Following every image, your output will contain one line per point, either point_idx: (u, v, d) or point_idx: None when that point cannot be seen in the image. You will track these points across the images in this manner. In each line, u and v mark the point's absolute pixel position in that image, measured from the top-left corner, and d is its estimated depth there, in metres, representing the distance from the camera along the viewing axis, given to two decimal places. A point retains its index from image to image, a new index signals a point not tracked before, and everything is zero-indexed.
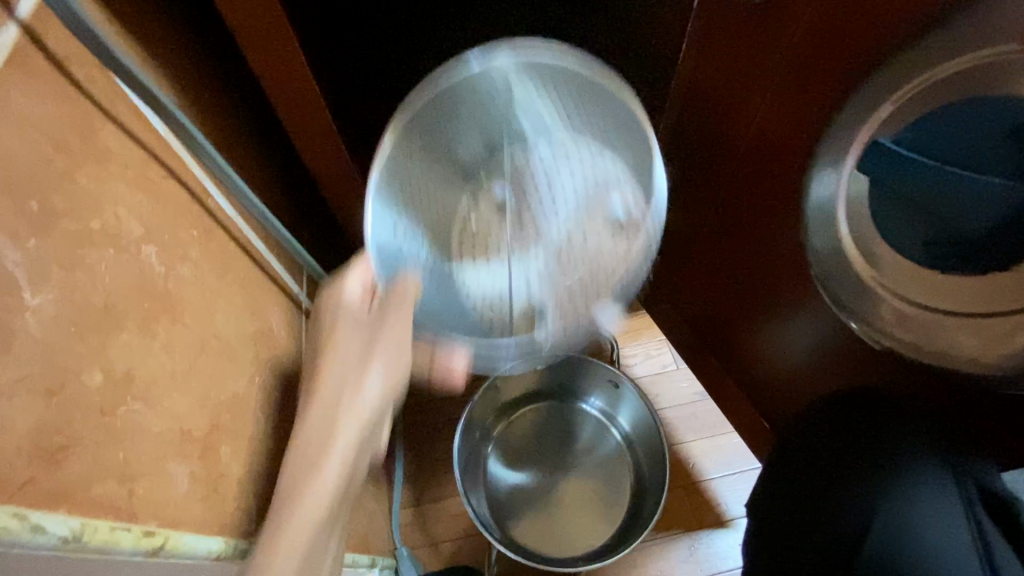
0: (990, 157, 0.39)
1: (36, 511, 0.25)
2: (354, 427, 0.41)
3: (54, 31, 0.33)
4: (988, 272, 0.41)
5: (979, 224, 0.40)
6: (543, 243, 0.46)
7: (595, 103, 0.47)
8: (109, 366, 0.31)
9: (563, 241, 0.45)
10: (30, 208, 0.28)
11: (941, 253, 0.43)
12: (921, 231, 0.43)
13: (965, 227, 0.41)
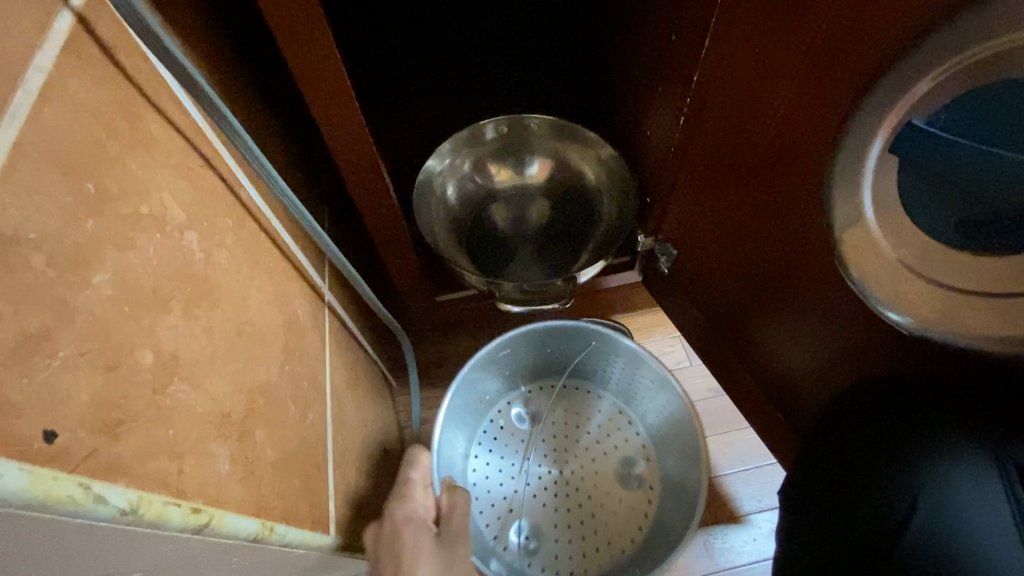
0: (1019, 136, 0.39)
1: (97, 481, 0.25)
2: None
3: (105, 22, 0.34)
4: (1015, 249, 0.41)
5: (1008, 201, 0.40)
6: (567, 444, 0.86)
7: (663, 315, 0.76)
8: (157, 347, 0.32)
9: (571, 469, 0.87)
10: (87, 189, 0.29)
11: (973, 233, 0.43)
12: (953, 212, 0.43)
13: (997, 204, 0.41)
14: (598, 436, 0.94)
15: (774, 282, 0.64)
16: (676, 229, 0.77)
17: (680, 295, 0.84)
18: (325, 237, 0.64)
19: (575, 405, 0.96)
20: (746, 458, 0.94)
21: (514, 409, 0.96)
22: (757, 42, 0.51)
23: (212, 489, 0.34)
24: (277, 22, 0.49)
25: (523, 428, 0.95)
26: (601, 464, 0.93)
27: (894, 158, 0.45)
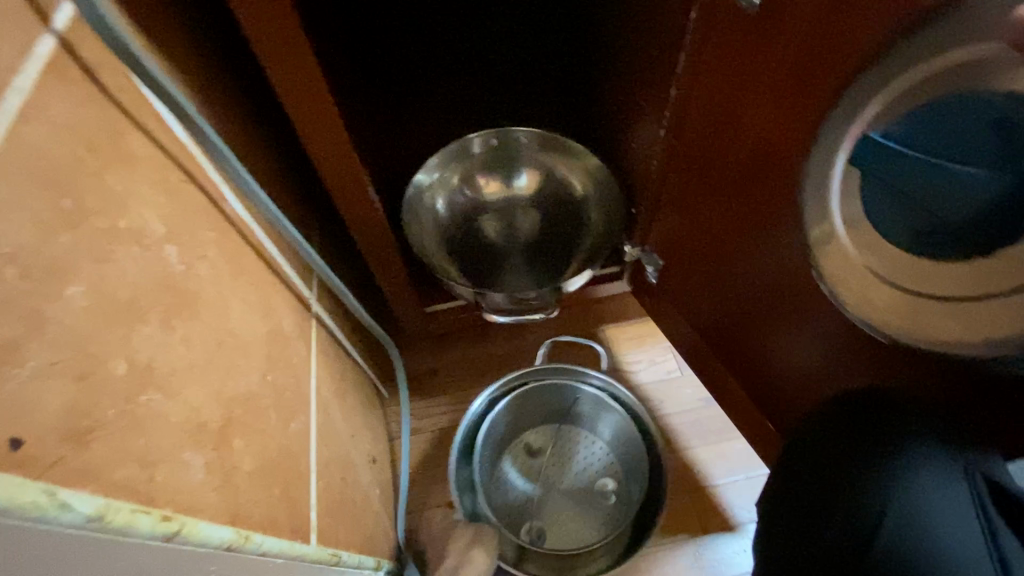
0: (975, 149, 0.39)
1: (62, 489, 0.25)
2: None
3: (88, 44, 0.35)
4: (972, 259, 0.42)
5: (961, 213, 0.41)
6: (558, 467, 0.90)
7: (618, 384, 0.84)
8: (132, 357, 0.33)
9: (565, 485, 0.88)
10: (64, 204, 0.30)
11: (932, 241, 0.44)
12: (912, 220, 0.44)
13: (950, 214, 0.42)
14: (586, 461, 0.95)
15: (757, 293, 0.64)
16: (661, 239, 0.78)
17: (667, 304, 0.84)
18: (308, 247, 0.65)
19: (564, 429, 0.97)
20: (737, 468, 0.93)
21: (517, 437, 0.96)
22: (730, 56, 0.52)
23: (184, 498, 0.35)
24: (262, 42, 0.51)
25: (520, 452, 0.96)
26: (587, 481, 0.94)
27: (858, 170, 0.46)
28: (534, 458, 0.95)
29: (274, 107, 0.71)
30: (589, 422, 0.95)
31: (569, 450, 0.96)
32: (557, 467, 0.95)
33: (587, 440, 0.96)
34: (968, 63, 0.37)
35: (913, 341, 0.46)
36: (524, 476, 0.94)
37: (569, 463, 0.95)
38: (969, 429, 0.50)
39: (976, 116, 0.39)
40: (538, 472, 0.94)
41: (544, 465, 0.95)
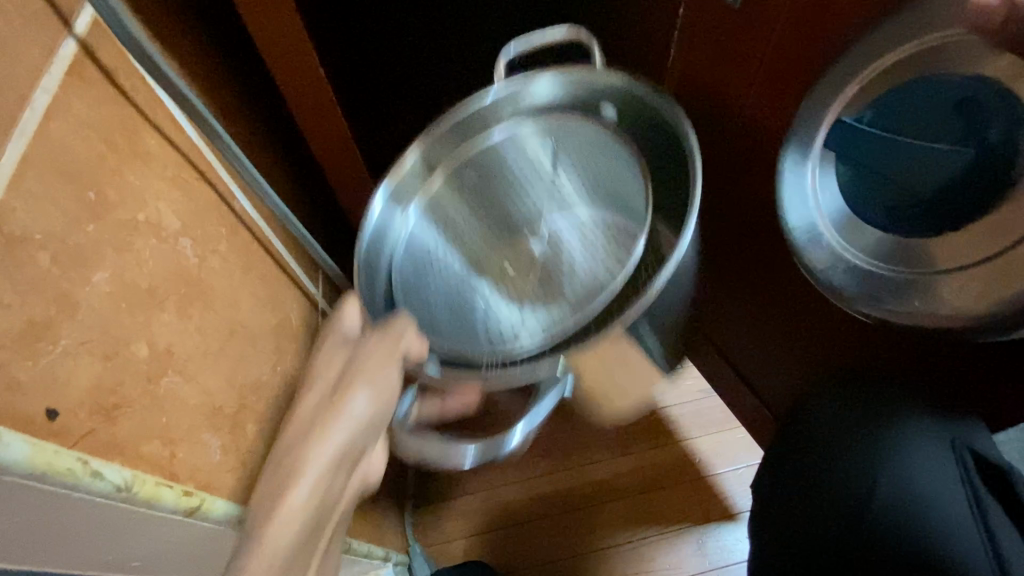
0: (941, 125, 0.42)
1: (94, 458, 0.28)
2: (320, 469, 0.36)
3: (105, 46, 0.37)
4: (943, 231, 0.44)
5: (930, 185, 0.44)
6: (532, 241, 0.56)
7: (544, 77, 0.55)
8: (153, 341, 0.35)
9: (526, 269, 0.55)
10: (89, 197, 0.32)
11: (904, 216, 0.46)
12: (886, 196, 0.46)
13: (919, 188, 0.44)
14: (597, 254, 0.54)
15: (752, 281, 0.65)
16: None
17: None
18: (313, 243, 0.66)
19: (553, 215, 0.56)
20: (738, 457, 0.94)
21: (490, 248, 0.57)
22: (717, 48, 0.53)
23: (202, 475, 0.37)
24: (265, 43, 0.53)
25: (499, 273, 0.56)
26: (606, 266, 0.53)
27: (832, 153, 0.47)
28: (524, 271, 0.55)
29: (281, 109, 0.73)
30: (575, 164, 0.56)
31: (571, 246, 0.55)
32: (559, 277, 0.54)
33: (594, 218, 0.55)
34: (932, 50, 0.39)
35: (908, 321, 0.47)
36: (516, 303, 0.54)
37: (574, 263, 0.54)
38: (945, 392, 0.52)
39: (941, 98, 0.41)
40: (534, 289, 0.54)
41: (542, 279, 0.54)
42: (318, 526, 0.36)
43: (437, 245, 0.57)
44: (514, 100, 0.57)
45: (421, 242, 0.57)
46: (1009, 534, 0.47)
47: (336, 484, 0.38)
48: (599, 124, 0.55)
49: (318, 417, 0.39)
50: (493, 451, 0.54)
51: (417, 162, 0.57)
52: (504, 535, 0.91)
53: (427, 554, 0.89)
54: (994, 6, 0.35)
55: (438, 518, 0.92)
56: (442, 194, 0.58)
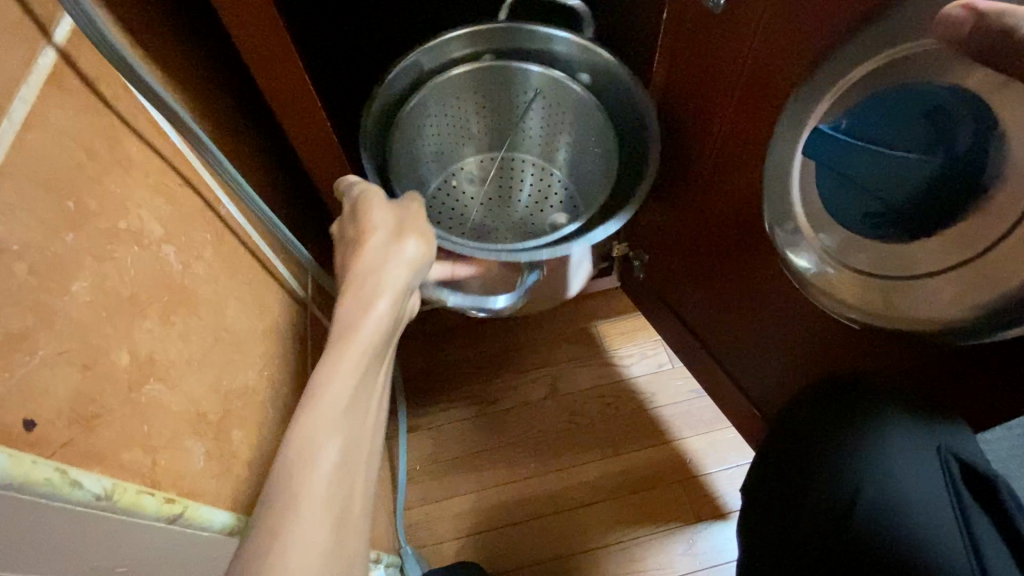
0: (911, 135, 0.43)
1: (73, 467, 0.28)
2: (386, 305, 0.43)
3: (85, 55, 0.37)
4: (915, 238, 0.45)
5: (900, 193, 0.45)
6: (488, 174, 0.80)
7: (548, 37, 0.67)
8: (134, 349, 0.35)
9: (486, 198, 0.79)
10: (68, 207, 0.32)
11: (878, 223, 0.47)
12: (861, 202, 0.47)
13: (891, 196, 0.45)
14: (533, 201, 0.78)
15: (738, 283, 0.66)
16: (648, 235, 0.80)
17: (656, 299, 0.86)
18: (300, 249, 0.66)
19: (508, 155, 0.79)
20: (729, 457, 0.95)
21: (458, 173, 0.80)
22: (701, 55, 0.54)
23: (185, 482, 0.37)
24: (250, 53, 0.53)
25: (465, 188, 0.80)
26: (541, 215, 0.78)
27: (812, 161, 0.48)
28: (483, 197, 0.79)
29: (267, 114, 0.73)
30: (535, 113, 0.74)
31: (516, 188, 0.79)
32: (503, 207, 0.79)
33: (535, 172, 0.79)
34: (901, 61, 0.40)
35: (881, 323, 0.47)
36: (470, 217, 0.78)
37: (513, 198, 0.79)
38: (928, 392, 0.52)
39: (912, 108, 0.42)
40: (486, 210, 0.79)
41: (492, 204, 0.79)
42: (388, 342, 0.43)
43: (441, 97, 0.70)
44: (510, 42, 0.68)
45: (409, 131, 0.70)
46: (989, 538, 0.48)
47: (391, 338, 0.44)
48: (577, 87, 0.67)
49: (380, 259, 0.45)
50: (476, 304, 0.68)
51: (410, 66, 0.66)
52: (496, 537, 0.91)
53: (419, 555, 0.89)
54: (962, 19, 0.35)
55: (430, 520, 0.92)
56: (430, 100, 0.69)
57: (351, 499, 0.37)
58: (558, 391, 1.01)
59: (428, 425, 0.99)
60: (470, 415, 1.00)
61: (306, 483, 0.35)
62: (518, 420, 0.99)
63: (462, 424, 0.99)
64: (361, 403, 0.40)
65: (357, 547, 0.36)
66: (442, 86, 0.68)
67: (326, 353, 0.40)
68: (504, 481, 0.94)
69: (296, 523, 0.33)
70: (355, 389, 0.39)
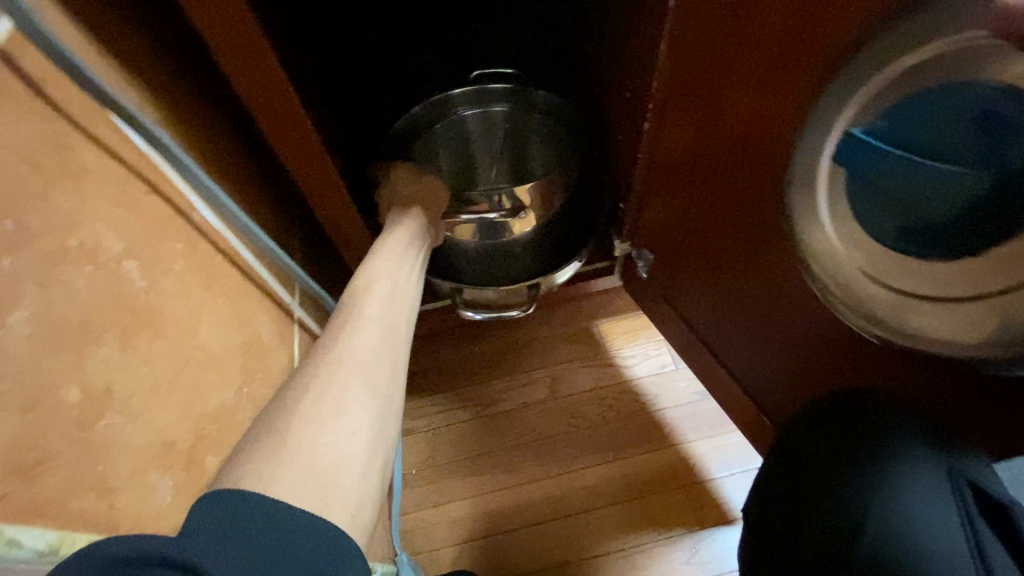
0: (956, 145, 0.39)
1: (8, 525, 0.25)
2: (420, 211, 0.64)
3: (31, 56, 0.33)
4: (963, 255, 0.41)
5: (944, 210, 0.42)
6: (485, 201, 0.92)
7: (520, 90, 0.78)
8: (86, 382, 0.32)
9: None
10: (4, 227, 0.29)
11: (919, 238, 0.44)
12: (899, 218, 0.44)
13: (931, 210, 0.42)
14: None
15: (748, 288, 0.62)
16: (650, 234, 0.76)
17: (660, 300, 0.82)
18: (282, 254, 0.63)
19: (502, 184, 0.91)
20: (733, 463, 0.92)
21: None
22: (712, 44, 0.50)
23: (149, 521, 0.34)
24: (219, 47, 0.48)
25: None
26: None
27: (843, 170, 0.45)
28: None
29: (245, 111, 0.69)
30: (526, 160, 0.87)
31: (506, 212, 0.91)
32: None
33: None
34: (947, 54, 0.36)
35: (922, 347, 0.44)
36: None
37: None
38: (943, 415, 0.49)
39: (960, 113, 0.38)
40: None
41: None
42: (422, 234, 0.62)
43: (455, 151, 0.84)
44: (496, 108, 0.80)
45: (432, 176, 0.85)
46: (996, 555, 0.50)
47: (424, 232, 0.63)
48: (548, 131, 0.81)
49: (413, 189, 0.68)
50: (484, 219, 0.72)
51: (421, 115, 0.79)
52: (493, 543, 0.89)
53: (416, 562, 0.87)
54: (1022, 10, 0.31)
55: (426, 526, 0.90)
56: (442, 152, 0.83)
57: (398, 320, 0.47)
58: (558, 391, 0.98)
59: (424, 428, 0.97)
60: (467, 418, 0.97)
61: (366, 300, 0.47)
62: (517, 424, 0.96)
63: (460, 427, 0.96)
64: (409, 262, 0.56)
65: (403, 358, 0.45)
66: (444, 135, 0.81)
67: (380, 248, 0.56)
68: (505, 486, 0.92)
69: (360, 320, 0.45)
70: (402, 251, 0.57)
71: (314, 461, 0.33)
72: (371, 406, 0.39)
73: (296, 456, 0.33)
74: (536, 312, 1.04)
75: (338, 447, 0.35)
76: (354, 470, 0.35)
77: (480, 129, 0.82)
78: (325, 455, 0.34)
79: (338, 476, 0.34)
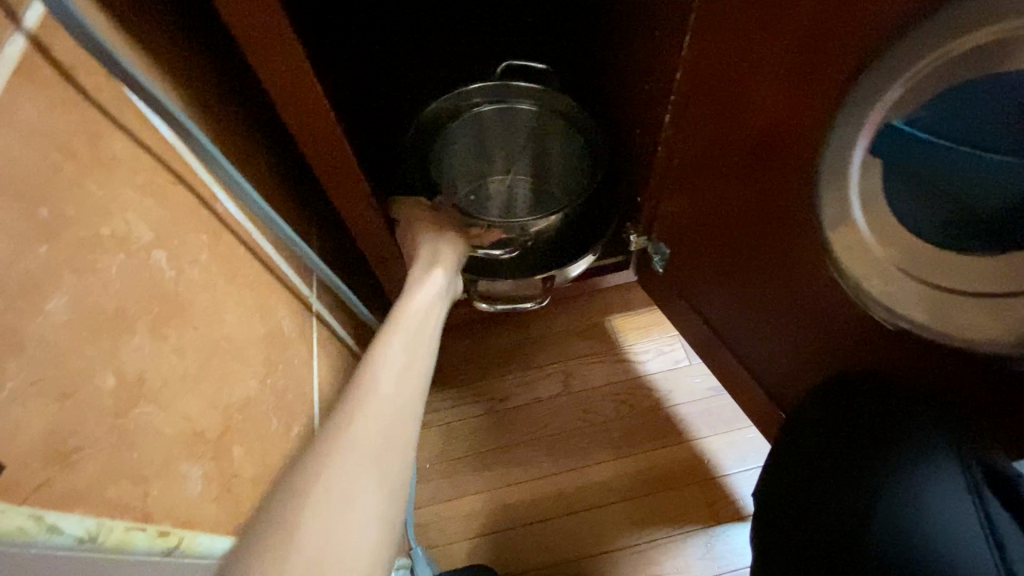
0: (1002, 133, 0.39)
1: (51, 511, 0.25)
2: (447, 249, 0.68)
3: (64, 43, 0.33)
4: (1007, 249, 0.42)
5: (992, 202, 0.41)
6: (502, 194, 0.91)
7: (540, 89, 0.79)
8: (121, 369, 0.32)
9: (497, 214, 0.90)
10: (40, 214, 0.29)
11: (960, 233, 0.44)
12: (940, 212, 0.44)
13: (978, 202, 0.42)
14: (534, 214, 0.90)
15: (767, 283, 0.62)
16: (667, 228, 0.76)
17: (675, 294, 0.82)
18: (303, 246, 0.63)
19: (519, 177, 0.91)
20: (747, 458, 0.92)
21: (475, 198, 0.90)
22: (739, 37, 0.50)
23: (182, 510, 0.35)
24: (244, 37, 0.48)
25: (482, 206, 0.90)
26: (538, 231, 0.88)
27: (878, 160, 0.45)
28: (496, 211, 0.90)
29: (264, 103, 0.69)
30: (543, 156, 0.86)
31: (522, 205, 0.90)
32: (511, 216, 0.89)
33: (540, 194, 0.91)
34: (991, 44, 0.36)
35: (960, 343, 0.45)
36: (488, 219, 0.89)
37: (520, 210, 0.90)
38: (960, 408, 0.51)
39: (1009, 102, 0.38)
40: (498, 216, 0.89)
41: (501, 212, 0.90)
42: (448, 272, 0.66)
43: (474, 144, 0.84)
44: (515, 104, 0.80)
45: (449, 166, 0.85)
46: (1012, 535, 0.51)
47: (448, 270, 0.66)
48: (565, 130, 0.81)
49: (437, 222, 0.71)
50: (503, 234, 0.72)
51: (445, 105, 0.80)
52: (510, 537, 0.89)
53: (430, 555, 0.87)
54: None
55: (440, 520, 0.91)
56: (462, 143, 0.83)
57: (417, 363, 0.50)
58: (571, 387, 0.98)
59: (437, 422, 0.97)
60: (481, 413, 0.97)
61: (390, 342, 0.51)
62: (530, 419, 0.96)
63: (473, 422, 0.96)
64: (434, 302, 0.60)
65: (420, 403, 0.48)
66: (464, 128, 0.81)
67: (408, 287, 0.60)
68: (519, 480, 0.92)
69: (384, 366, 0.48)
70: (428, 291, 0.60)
71: (319, 548, 0.35)
72: (385, 457, 0.41)
73: (317, 515, 0.36)
74: (550, 307, 1.04)
75: (337, 531, 0.36)
76: (360, 549, 0.37)
77: (499, 123, 0.82)
78: (341, 505, 0.37)
79: (349, 521, 0.37)
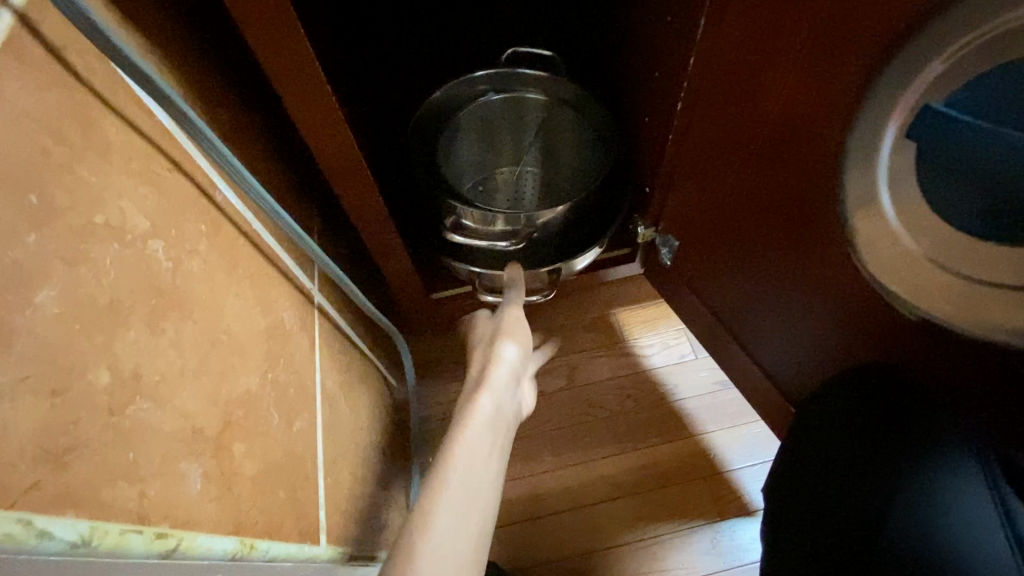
0: None
1: (41, 516, 0.24)
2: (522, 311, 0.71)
3: (54, 21, 0.32)
4: None
5: None
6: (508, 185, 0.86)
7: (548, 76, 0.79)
8: (115, 364, 0.30)
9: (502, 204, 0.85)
10: (29, 201, 0.27)
11: (1001, 219, 0.42)
12: (979, 199, 0.42)
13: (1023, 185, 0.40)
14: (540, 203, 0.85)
15: (780, 275, 0.60)
16: (676, 218, 0.74)
17: (682, 287, 0.80)
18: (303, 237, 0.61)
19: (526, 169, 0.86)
20: (754, 454, 0.91)
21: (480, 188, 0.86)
22: (757, 18, 0.48)
23: (181, 510, 0.33)
24: (244, 18, 0.46)
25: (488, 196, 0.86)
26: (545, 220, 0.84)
27: (914, 144, 0.43)
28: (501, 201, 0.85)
29: (263, 89, 0.67)
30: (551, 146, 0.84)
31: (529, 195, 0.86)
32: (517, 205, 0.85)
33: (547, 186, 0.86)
34: None
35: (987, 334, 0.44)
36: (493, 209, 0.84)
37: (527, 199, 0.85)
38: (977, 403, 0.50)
39: None
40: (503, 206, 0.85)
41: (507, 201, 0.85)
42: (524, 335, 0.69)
43: (480, 132, 0.83)
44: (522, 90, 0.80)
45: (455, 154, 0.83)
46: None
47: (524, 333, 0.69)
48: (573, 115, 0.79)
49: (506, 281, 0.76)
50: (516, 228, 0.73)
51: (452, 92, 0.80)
52: (517, 531, 0.88)
53: None
54: None
55: None
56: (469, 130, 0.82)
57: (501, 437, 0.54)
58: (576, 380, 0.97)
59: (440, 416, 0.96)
60: None
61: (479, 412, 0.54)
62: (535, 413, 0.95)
63: None
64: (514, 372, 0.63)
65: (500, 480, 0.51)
66: (471, 114, 0.81)
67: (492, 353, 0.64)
68: (524, 474, 0.91)
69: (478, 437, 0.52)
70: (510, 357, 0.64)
71: None
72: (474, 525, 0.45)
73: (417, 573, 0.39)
74: (555, 300, 1.02)
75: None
76: None
77: (506, 110, 0.81)
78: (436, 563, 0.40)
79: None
